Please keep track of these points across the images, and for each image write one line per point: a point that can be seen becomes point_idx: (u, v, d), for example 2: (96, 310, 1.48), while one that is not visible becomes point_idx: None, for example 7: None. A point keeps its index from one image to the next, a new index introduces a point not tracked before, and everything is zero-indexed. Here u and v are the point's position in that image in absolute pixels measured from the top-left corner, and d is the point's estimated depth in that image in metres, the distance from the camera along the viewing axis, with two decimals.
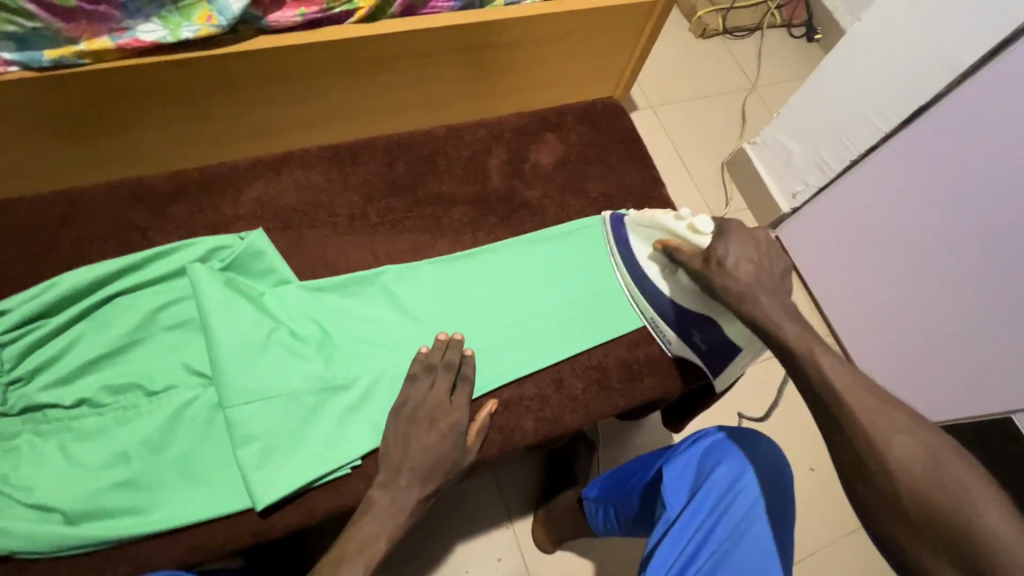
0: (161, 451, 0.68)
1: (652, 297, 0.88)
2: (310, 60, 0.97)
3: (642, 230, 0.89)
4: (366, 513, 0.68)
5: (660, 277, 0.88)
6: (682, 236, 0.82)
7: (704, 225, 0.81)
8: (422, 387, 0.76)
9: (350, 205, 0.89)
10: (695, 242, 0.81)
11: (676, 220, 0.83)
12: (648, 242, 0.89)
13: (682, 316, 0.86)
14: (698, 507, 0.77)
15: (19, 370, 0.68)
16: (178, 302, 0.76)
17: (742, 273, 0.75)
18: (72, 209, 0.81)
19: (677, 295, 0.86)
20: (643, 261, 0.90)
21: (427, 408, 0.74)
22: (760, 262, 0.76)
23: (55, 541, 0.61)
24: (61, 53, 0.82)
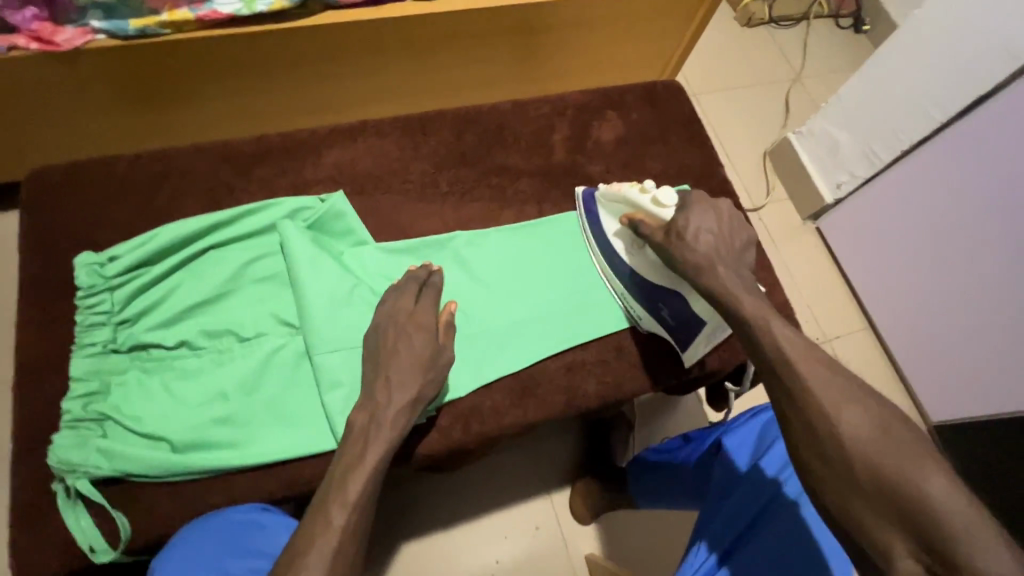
0: (255, 392, 0.73)
1: (620, 271, 0.88)
2: (377, 35, 1.00)
3: (608, 206, 0.86)
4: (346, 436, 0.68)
5: (626, 252, 0.86)
6: (646, 210, 0.80)
7: (667, 197, 0.79)
8: (392, 298, 0.77)
9: (422, 173, 0.93)
10: (659, 215, 0.79)
11: (640, 193, 0.81)
12: (614, 218, 0.86)
13: (651, 290, 0.84)
14: (755, 475, 0.78)
15: (127, 312, 0.73)
16: (267, 257, 0.80)
17: (701, 244, 0.75)
18: (167, 166, 0.86)
19: (643, 269, 0.84)
20: (610, 235, 0.88)
21: (409, 317, 0.76)
22: (721, 235, 0.78)
23: (166, 468, 0.67)
24: (145, 22, 0.87)
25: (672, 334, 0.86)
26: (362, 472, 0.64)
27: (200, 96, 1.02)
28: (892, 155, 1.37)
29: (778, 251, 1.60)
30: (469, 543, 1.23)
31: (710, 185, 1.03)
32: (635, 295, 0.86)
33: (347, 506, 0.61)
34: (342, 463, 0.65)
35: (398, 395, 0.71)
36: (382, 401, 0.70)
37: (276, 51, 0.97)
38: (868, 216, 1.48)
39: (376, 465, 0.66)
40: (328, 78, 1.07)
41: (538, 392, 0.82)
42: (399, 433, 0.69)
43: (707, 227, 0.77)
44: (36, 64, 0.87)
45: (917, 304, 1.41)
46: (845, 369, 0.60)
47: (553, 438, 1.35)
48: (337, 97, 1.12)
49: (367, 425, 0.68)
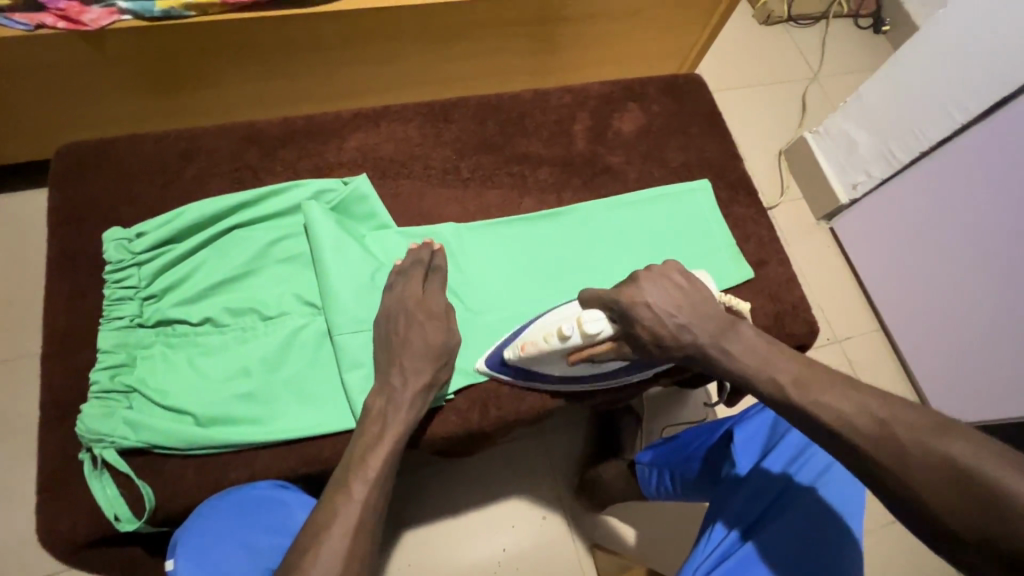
0: (277, 369, 0.74)
1: (592, 378, 0.80)
2: (398, 22, 1.00)
3: (538, 362, 0.76)
4: (367, 419, 0.69)
5: (589, 369, 0.77)
6: (585, 344, 0.70)
7: (595, 322, 0.68)
8: (398, 286, 0.77)
9: (443, 159, 0.93)
10: (604, 338, 0.69)
11: (567, 338, 0.70)
12: (553, 364, 0.77)
13: (633, 365, 0.78)
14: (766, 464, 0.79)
15: (153, 287, 0.74)
16: (291, 238, 0.81)
17: (681, 334, 0.61)
18: (193, 147, 0.87)
19: (612, 366, 0.77)
20: (565, 372, 0.78)
21: (414, 299, 0.76)
22: (680, 306, 0.62)
23: (190, 440, 0.68)
24: (171, 3, 0.87)
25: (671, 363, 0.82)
26: (384, 449, 0.65)
27: (219, 78, 1.02)
28: (910, 155, 1.36)
29: (792, 250, 1.60)
30: (479, 530, 1.24)
31: (729, 179, 1.03)
32: (624, 374, 0.80)
33: (370, 480, 0.62)
34: (362, 441, 0.66)
35: (406, 374, 0.71)
36: (398, 385, 0.70)
37: (299, 35, 0.98)
38: (884, 215, 1.47)
39: (396, 443, 0.67)
40: (348, 64, 1.07)
41: (554, 380, 0.83)
42: (416, 415, 0.70)
43: (665, 314, 0.62)
44: (65, 42, 0.88)
45: (931, 304, 1.40)
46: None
47: (561, 431, 1.36)
48: (356, 82, 1.12)
49: (385, 408, 0.69)
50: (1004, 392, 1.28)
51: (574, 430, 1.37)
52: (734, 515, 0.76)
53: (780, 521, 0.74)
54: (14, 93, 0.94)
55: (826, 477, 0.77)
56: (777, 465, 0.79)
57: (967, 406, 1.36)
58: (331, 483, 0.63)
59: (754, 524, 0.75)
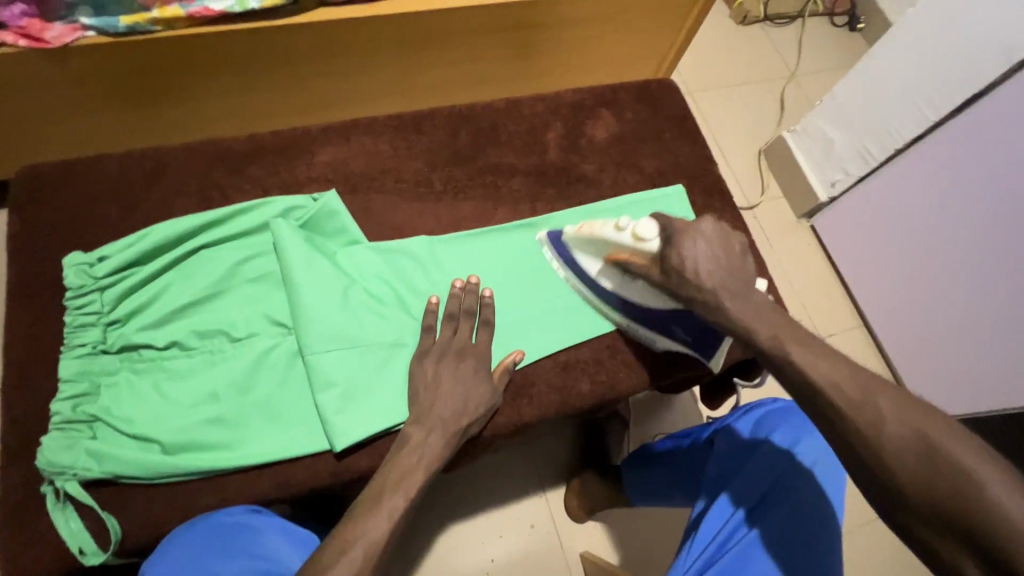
0: (246, 392, 0.73)
1: (616, 302, 0.86)
2: (369, 33, 0.99)
3: (587, 246, 0.86)
4: (403, 447, 0.70)
5: (620, 286, 0.85)
6: (630, 247, 0.78)
7: (648, 229, 0.77)
8: (445, 332, 0.78)
9: (415, 172, 0.93)
10: (644, 250, 0.77)
11: (619, 232, 0.79)
12: (598, 256, 0.86)
13: (656, 314, 0.84)
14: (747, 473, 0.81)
15: (116, 312, 0.73)
16: (260, 256, 0.80)
17: (704, 274, 0.71)
18: (158, 166, 0.85)
19: (641, 297, 0.84)
20: (600, 277, 0.86)
21: (441, 345, 0.77)
22: (721, 258, 0.72)
23: (157, 469, 0.66)
24: (136, 19, 0.85)
25: (690, 349, 0.87)
26: (418, 478, 0.68)
27: (188, 94, 1.01)
28: (885, 153, 1.37)
29: (772, 249, 1.60)
30: (465, 542, 1.23)
31: (704, 183, 1.03)
32: (642, 322, 0.85)
33: (382, 506, 0.64)
34: (400, 464, 0.68)
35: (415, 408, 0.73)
36: (433, 415, 0.72)
37: (268, 48, 0.96)
38: (862, 213, 1.47)
39: (427, 472, 0.69)
40: (320, 76, 1.06)
41: (532, 392, 0.82)
42: (451, 448, 0.72)
43: (705, 256, 0.72)
44: (27, 60, 0.85)
45: (911, 301, 1.41)
46: (841, 358, 0.59)
47: (548, 438, 1.35)
48: (329, 95, 1.11)
49: (423, 441, 0.71)
50: (980, 388, 1.30)
51: (561, 437, 1.36)
52: (716, 521, 0.78)
53: (764, 526, 0.76)
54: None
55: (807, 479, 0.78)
56: (759, 470, 0.80)
57: (947, 402, 1.38)
58: (360, 498, 0.66)
59: (739, 530, 0.77)
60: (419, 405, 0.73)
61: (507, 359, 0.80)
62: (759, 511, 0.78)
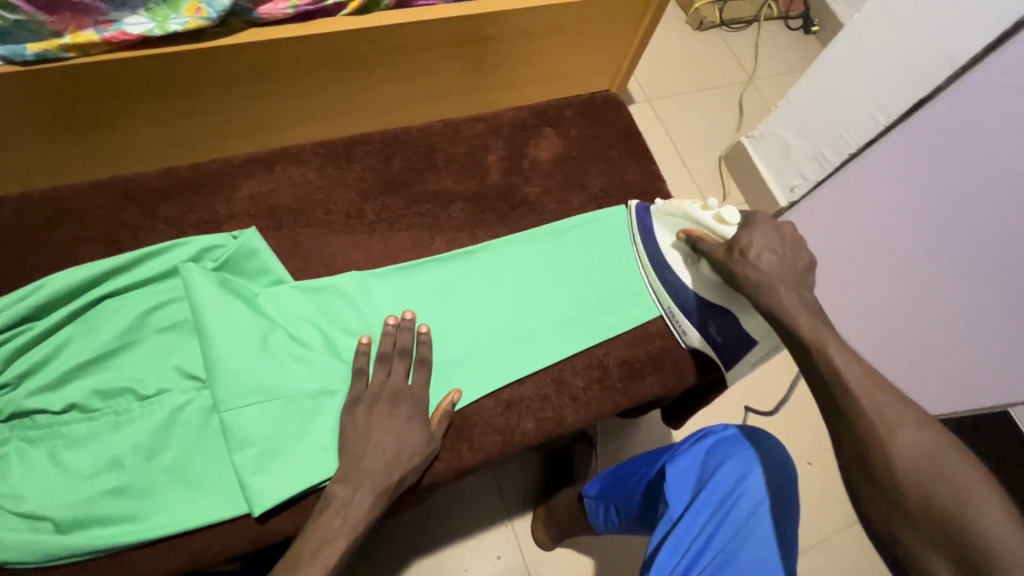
0: (154, 456, 0.67)
1: (669, 280, 0.88)
2: (301, 55, 0.94)
3: (668, 218, 0.89)
4: (326, 507, 0.64)
5: (682, 265, 0.87)
6: (708, 227, 0.81)
7: (731, 215, 0.79)
8: (381, 376, 0.73)
9: (346, 202, 0.87)
10: (720, 233, 0.79)
11: (703, 210, 0.82)
12: (674, 231, 0.88)
13: (700, 305, 0.86)
14: (700, 507, 0.77)
15: (7, 374, 0.66)
16: (172, 304, 0.74)
17: (764, 264, 0.73)
18: (61, 209, 0.79)
19: (699, 284, 0.85)
20: (666, 254, 0.89)
21: (373, 390, 0.72)
22: (784, 258, 0.74)
23: (47, 552, 0.60)
24: (45, 46, 0.79)
25: (719, 353, 0.87)
26: (341, 543, 0.62)
27: (108, 126, 0.94)
28: (840, 158, 1.36)
29: None
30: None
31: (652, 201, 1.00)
32: (683, 308, 0.87)
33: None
34: (322, 529, 0.63)
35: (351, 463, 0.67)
36: (364, 468, 0.67)
37: (190, 74, 0.90)
38: (815, 221, 1.42)
39: (353, 534, 0.64)
40: (253, 101, 1.00)
41: (472, 434, 0.77)
42: (382, 504, 0.67)
43: (771, 249, 0.74)
44: None
45: (868, 306, 1.36)
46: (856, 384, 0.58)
47: (510, 464, 1.31)
48: (263, 120, 1.05)
49: (350, 499, 0.65)
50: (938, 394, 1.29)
51: (524, 463, 1.32)
52: (666, 564, 0.74)
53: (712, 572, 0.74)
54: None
55: (753, 522, 0.76)
56: (703, 513, 0.77)
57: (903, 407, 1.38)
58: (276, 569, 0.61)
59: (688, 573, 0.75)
60: (348, 459, 0.68)
61: (447, 400, 0.75)
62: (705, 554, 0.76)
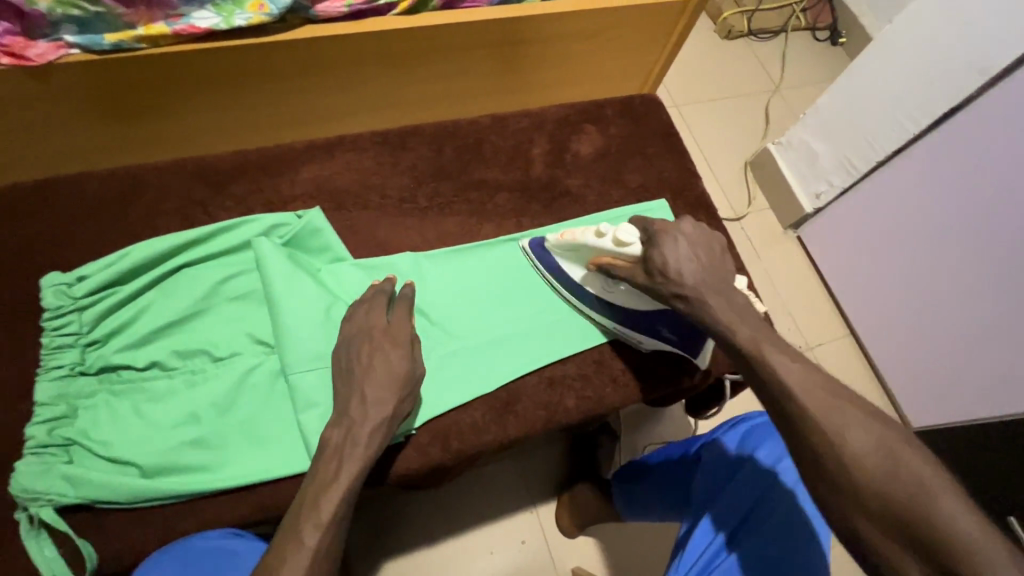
0: (227, 413, 0.72)
1: (602, 306, 0.86)
2: (355, 50, 1.00)
3: (568, 253, 0.85)
4: None
5: (605, 292, 0.85)
6: (612, 252, 0.79)
7: (628, 233, 0.77)
8: (359, 314, 0.76)
9: (400, 188, 0.93)
10: (627, 253, 0.78)
11: (599, 237, 0.80)
12: (581, 263, 0.86)
13: (641, 316, 0.84)
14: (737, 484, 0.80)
15: (96, 332, 0.72)
16: (242, 275, 0.79)
17: (688, 276, 0.72)
18: (140, 185, 0.84)
19: (628, 302, 0.84)
20: (585, 283, 0.86)
21: (385, 330, 0.75)
22: (701, 258, 0.74)
23: (134, 493, 0.65)
24: (120, 37, 0.85)
25: (678, 348, 0.87)
26: (343, 488, 0.64)
27: (172, 111, 1.00)
28: (868, 165, 1.36)
29: (759, 258, 1.59)
30: (444, 565, 1.19)
31: (688, 197, 1.04)
32: (625, 325, 0.86)
33: (320, 527, 0.60)
34: None
35: (374, 410, 0.69)
36: (358, 414, 0.69)
37: (250, 66, 0.96)
38: (847, 225, 1.46)
39: (351, 483, 0.65)
40: (299, 94, 1.05)
41: (517, 408, 0.81)
42: (376, 449, 0.68)
43: (687, 256, 0.74)
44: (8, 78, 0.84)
45: (895, 309, 1.40)
46: None
47: (536, 452, 1.33)
48: (307, 112, 1.10)
49: (342, 443, 0.67)
50: (958, 399, 1.32)
51: (549, 451, 1.34)
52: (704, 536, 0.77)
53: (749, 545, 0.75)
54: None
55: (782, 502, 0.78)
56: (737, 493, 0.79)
57: (920, 413, 1.40)
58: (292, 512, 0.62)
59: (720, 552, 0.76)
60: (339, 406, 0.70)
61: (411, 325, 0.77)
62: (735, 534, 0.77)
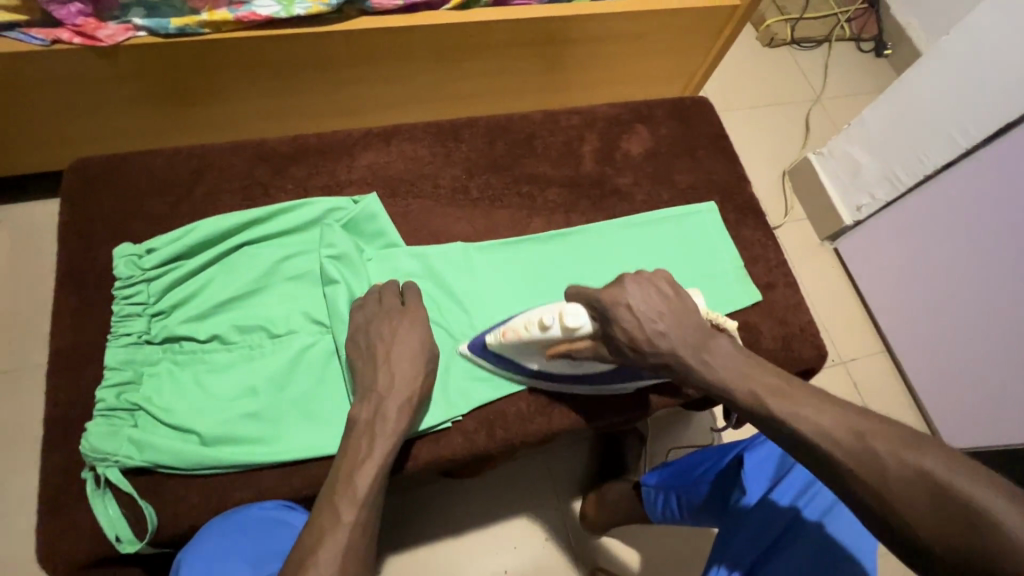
0: (283, 389, 0.73)
1: (578, 380, 0.79)
2: (408, 42, 1.01)
3: (518, 350, 0.76)
4: None
5: (572, 369, 0.77)
6: (565, 337, 0.70)
7: (575, 316, 0.68)
8: (382, 296, 0.76)
9: (453, 179, 0.94)
10: (581, 334, 0.69)
11: (547, 329, 0.71)
12: (534, 354, 0.76)
13: (615, 373, 0.78)
14: (778, 496, 0.74)
15: (162, 304, 0.75)
16: (301, 255, 0.81)
17: (659, 344, 0.63)
18: (205, 163, 0.87)
19: (594, 369, 0.77)
20: (546, 369, 0.78)
21: (415, 310, 0.75)
22: (662, 310, 0.64)
23: (195, 460, 0.67)
24: (186, 22, 0.87)
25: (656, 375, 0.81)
26: (375, 466, 0.63)
27: (220, 94, 1.02)
28: (915, 178, 1.33)
29: (795, 268, 1.57)
30: (462, 560, 1.14)
31: (737, 201, 1.04)
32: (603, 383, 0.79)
33: (358, 503, 0.60)
34: None
35: (403, 389, 0.70)
36: (384, 390, 0.69)
37: (307, 54, 0.97)
38: (887, 238, 1.43)
39: (385, 461, 0.65)
40: (342, 84, 1.07)
41: (562, 400, 0.82)
42: (406, 428, 0.68)
43: (647, 320, 0.63)
44: (82, 56, 0.87)
45: (936, 326, 1.36)
46: None
47: (564, 449, 1.27)
48: (352, 100, 1.11)
49: (372, 421, 0.67)
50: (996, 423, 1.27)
51: (576, 450, 1.28)
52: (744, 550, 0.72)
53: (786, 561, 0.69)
54: (14, 114, 0.94)
55: (837, 510, 0.72)
56: (781, 502, 0.74)
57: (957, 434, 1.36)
58: (331, 479, 0.63)
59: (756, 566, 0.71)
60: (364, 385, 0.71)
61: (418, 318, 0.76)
62: (780, 544, 0.71)
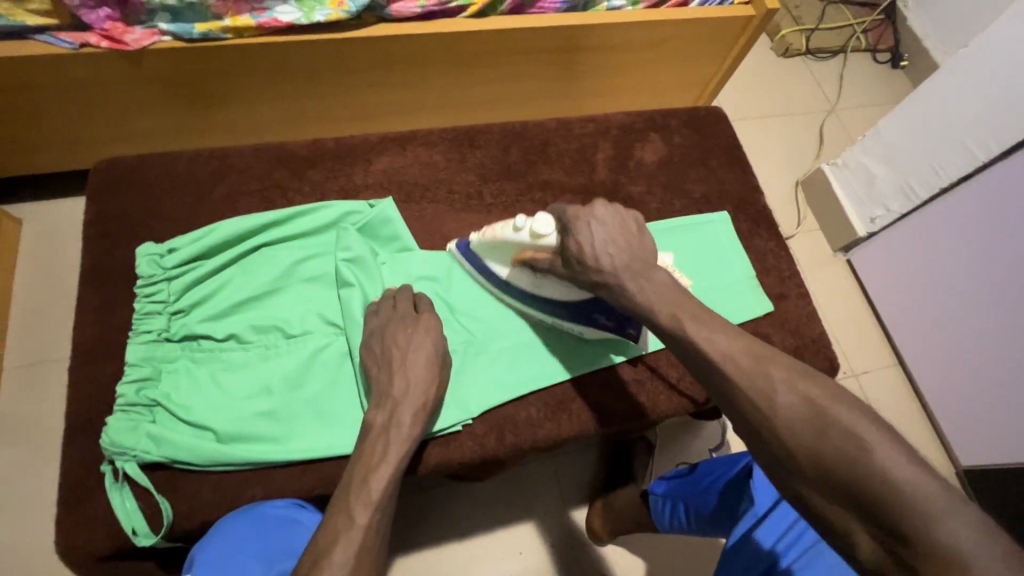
0: (297, 389, 0.75)
1: (538, 302, 0.83)
2: (423, 49, 1.02)
3: (492, 251, 0.82)
4: None
5: (534, 286, 0.81)
6: (530, 245, 0.75)
7: (544, 224, 0.73)
8: (399, 301, 0.77)
9: (467, 184, 0.95)
10: (545, 245, 0.74)
11: (518, 231, 0.76)
12: (504, 260, 0.82)
13: (576, 307, 0.81)
14: (764, 536, 0.74)
15: (181, 302, 0.76)
16: (317, 258, 0.82)
17: (606, 261, 0.67)
18: (225, 165, 0.89)
19: (555, 293, 0.81)
20: (512, 280, 0.83)
21: (429, 315, 0.76)
22: (618, 238, 0.68)
23: (209, 456, 0.69)
24: (209, 27, 0.89)
25: (615, 332, 0.83)
26: (387, 469, 0.64)
27: (241, 97, 1.04)
28: (930, 191, 1.32)
29: (806, 278, 1.56)
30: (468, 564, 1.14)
31: (750, 212, 1.04)
32: (562, 317, 0.82)
33: (371, 504, 0.61)
34: None
35: (417, 393, 0.71)
36: (399, 393, 0.70)
37: (326, 60, 0.99)
38: (901, 250, 1.42)
39: (398, 465, 0.66)
40: (358, 89, 1.08)
41: (571, 408, 0.82)
42: (419, 432, 0.69)
43: (602, 240, 0.68)
44: (108, 59, 0.90)
45: (950, 342, 1.34)
46: None
47: (571, 455, 1.27)
48: (368, 105, 1.13)
49: (386, 424, 0.68)
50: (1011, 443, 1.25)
51: (584, 456, 1.28)
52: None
53: None
54: (42, 114, 0.97)
55: (820, 548, 0.72)
56: (765, 544, 0.73)
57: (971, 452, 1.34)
58: (345, 481, 0.64)
59: None
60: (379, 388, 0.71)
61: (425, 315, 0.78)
62: None
